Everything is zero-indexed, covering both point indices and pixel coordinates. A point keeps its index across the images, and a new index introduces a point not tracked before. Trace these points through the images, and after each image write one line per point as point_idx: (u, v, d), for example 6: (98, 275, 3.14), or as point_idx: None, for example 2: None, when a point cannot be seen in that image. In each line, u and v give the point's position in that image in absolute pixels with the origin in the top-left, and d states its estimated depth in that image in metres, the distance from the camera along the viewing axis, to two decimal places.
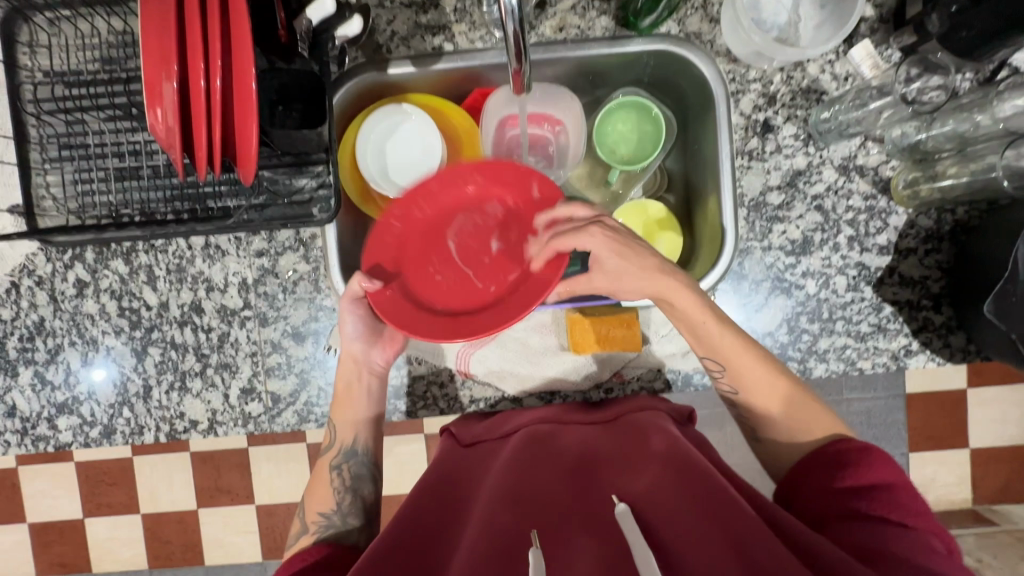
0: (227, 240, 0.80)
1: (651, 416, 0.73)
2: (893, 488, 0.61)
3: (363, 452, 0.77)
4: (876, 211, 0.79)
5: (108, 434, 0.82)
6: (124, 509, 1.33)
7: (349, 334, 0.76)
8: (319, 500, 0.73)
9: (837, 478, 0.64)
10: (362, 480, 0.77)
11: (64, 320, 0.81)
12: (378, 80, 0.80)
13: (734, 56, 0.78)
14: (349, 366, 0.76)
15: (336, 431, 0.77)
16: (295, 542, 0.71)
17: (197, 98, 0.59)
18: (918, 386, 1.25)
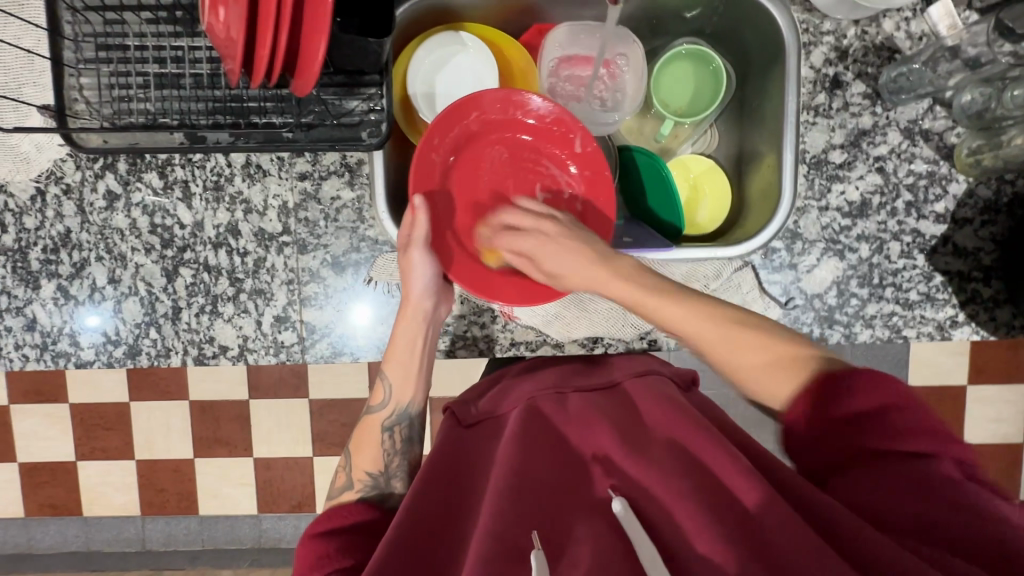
0: (269, 159, 0.76)
1: (657, 382, 0.73)
2: (892, 408, 0.55)
3: (414, 415, 0.77)
4: (937, 177, 0.78)
5: (133, 354, 0.79)
6: (118, 454, 1.30)
7: (423, 284, 0.73)
8: (369, 459, 0.72)
9: (841, 404, 0.56)
10: (413, 441, 0.76)
11: (92, 233, 0.77)
12: (438, 5, 0.76)
13: (810, 5, 0.75)
14: (415, 320, 0.74)
15: (392, 390, 0.75)
16: (338, 495, 0.70)
17: (267, 5, 0.54)
18: (921, 380, 1.25)
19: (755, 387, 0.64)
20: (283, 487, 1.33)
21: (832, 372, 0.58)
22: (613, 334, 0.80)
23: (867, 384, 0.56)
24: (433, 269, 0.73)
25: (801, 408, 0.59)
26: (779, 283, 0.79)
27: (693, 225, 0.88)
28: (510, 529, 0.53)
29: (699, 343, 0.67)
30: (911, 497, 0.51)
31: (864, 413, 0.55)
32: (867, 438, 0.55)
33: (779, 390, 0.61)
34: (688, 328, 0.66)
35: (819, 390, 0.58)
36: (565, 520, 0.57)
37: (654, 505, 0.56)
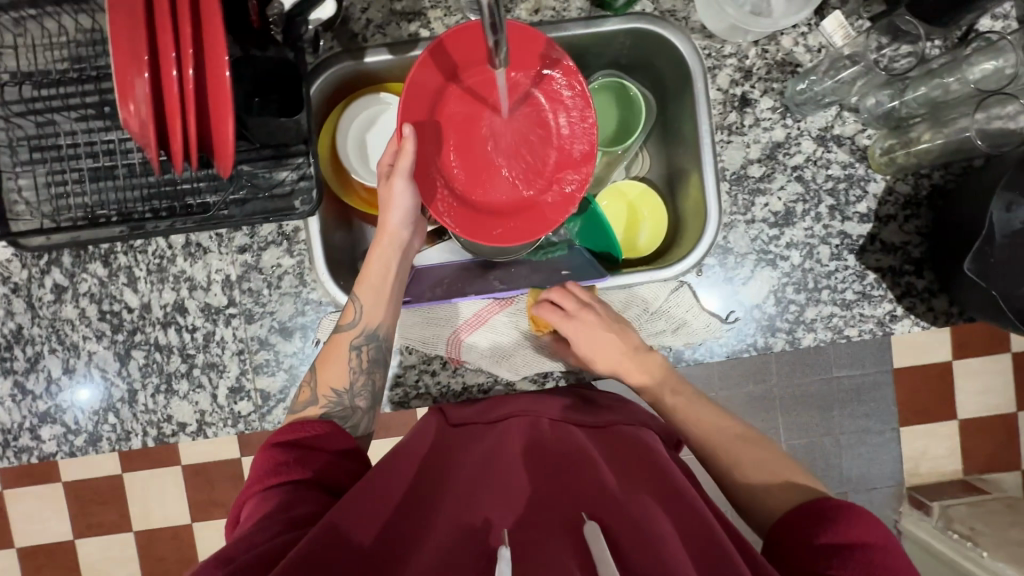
0: (208, 237, 0.78)
1: (648, 435, 0.69)
2: (866, 518, 0.53)
3: (384, 339, 0.73)
4: (855, 179, 0.80)
5: (94, 441, 0.80)
6: (115, 528, 1.27)
7: (400, 212, 0.74)
8: (336, 375, 0.70)
9: (817, 533, 0.53)
10: (379, 366, 0.73)
11: (44, 327, 0.79)
12: (355, 71, 0.79)
13: (709, 31, 0.78)
14: (392, 248, 0.75)
15: (363, 311, 0.72)
16: (302, 409, 0.67)
17: (170, 89, 0.56)
18: (906, 358, 1.14)
19: (723, 455, 0.66)
20: None
21: (818, 501, 0.56)
22: (561, 366, 0.81)
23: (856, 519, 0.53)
24: (413, 197, 0.74)
25: (792, 531, 0.56)
26: (717, 298, 0.81)
27: (633, 248, 0.90)
28: (473, 546, 0.51)
29: (678, 417, 0.71)
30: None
31: (837, 515, 0.54)
32: (818, 538, 0.53)
33: (752, 469, 0.64)
34: (686, 411, 0.71)
35: (801, 518, 0.56)
36: (536, 532, 0.54)
37: (625, 528, 0.53)
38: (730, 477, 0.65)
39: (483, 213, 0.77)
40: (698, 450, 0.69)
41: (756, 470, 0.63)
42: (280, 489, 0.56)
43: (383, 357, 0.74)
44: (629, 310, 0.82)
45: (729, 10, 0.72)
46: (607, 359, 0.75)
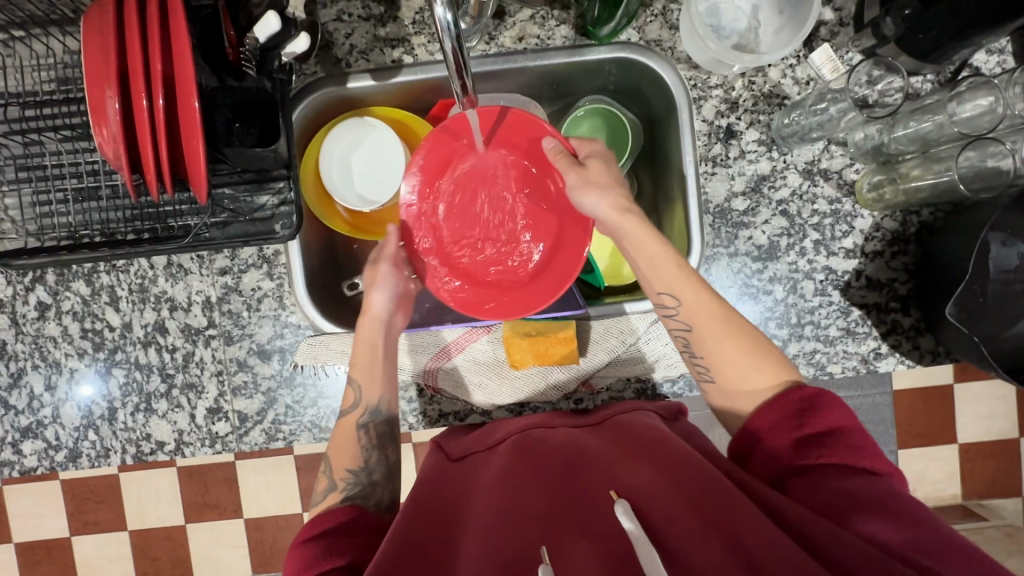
0: (189, 258, 0.79)
1: (642, 416, 0.73)
2: (847, 432, 0.58)
3: (387, 413, 0.73)
4: (841, 215, 0.78)
5: (74, 457, 0.81)
6: (111, 527, 1.18)
7: (382, 298, 0.74)
8: (347, 457, 0.70)
9: (799, 428, 0.59)
10: (387, 439, 0.73)
11: (27, 343, 0.80)
12: (338, 94, 0.79)
13: (695, 62, 0.78)
14: (376, 325, 0.74)
15: (361, 389, 0.73)
16: (321, 500, 0.66)
17: (141, 118, 0.56)
18: (904, 381, 1.06)
19: (716, 372, 0.66)
20: (276, 548, 1.19)
21: (790, 393, 0.61)
22: (538, 397, 0.80)
23: (822, 406, 0.59)
24: (397, 283, 0.75)
25: (773, 417, 0.60)
26: None
27: (618, 275, 0.87)
28: (503, 552, 0.54)
29: (694, 330, 0.67)
30: (890, 516, 0.51)
31: (824, 432, 0.58)
32: (805, 456, 0.57)
33: (753, 383, 0.64)
34: (690, 297, 0.67)
35: (780, 411, 0.60)
36: (559, 535, 0.56)
37: (645, 511, 0.56)
38: (713, 394, 0.67)
39: (492, 286, 0.77)
40: (689, 354, 0.69)
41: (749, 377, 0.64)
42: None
43: (390, 430, 0.74)
44: (608, 340, 0.78)
45: (712, 44, 0.71)
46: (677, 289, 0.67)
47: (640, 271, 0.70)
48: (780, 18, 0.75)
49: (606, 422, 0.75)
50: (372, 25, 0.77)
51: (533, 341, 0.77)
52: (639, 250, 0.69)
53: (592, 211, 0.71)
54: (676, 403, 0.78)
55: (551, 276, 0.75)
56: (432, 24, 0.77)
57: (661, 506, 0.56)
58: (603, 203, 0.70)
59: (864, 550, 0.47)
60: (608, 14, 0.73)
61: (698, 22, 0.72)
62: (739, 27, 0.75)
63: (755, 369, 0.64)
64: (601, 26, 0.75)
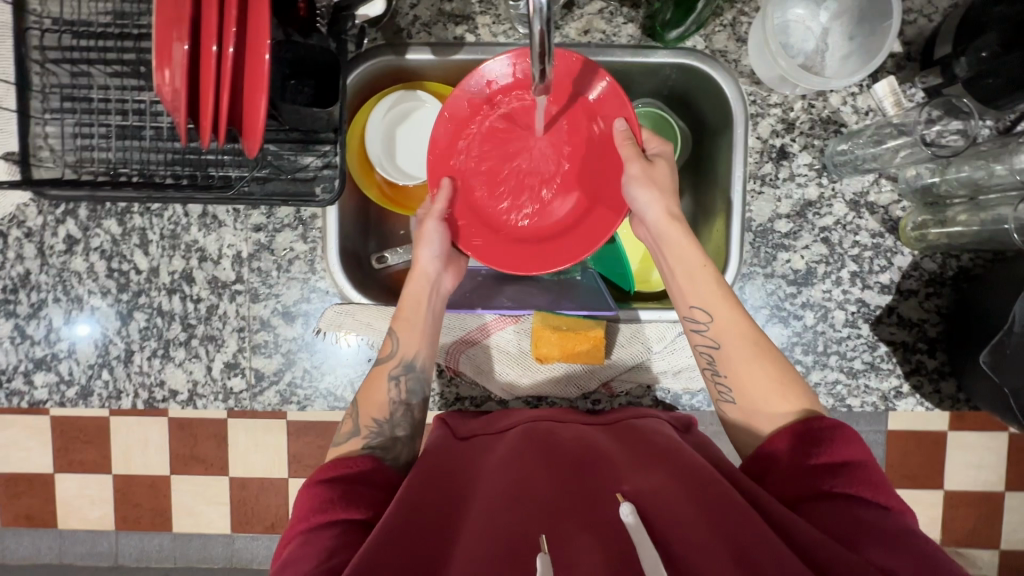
0: (225, 211, 0.78)
1: (653, 423, 0.72)
2: (865, 467, 0.57)
3: (421, 369, 0.72)
4: (882, 249, 0.78)
5: (85, 395, 0.80)
6: (95, 468, 1.16)
7: (432, 250, 0.74)
8: (376, 405, 0.69)
9: (810, 455, 0.59)
10: (417, 396, 0.71)
11: (51, 275, 0.79)
12: (395, 64, 0.77)
13: (758, 78, 0.77)
14: (423, 283, 0.74)
15: (398, 343, 0.72)
16: (343, 442, 0.67)
17: (207, 63, 0.55)
18: (901, 420, 1.06)
19: (739, 394, 0.66)
20: (256, 508, 1.18)
21: (812, 422, 0.61)
22: (555, 392, 0.80)
23: (843, 437, 0.59)
24: (443, 241, 0.74)
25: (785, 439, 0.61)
26: None
27: (647, 281, 0.87)
28: (503, 535, 0.54)
29: (722, 348, 0.67)
30: (902, 554, 0.50)
31: (843, 462, 0.58)
32: (819, 482, 0.57)
33: (774, 407, 0.64)
34: (721, 315, 0.67)
35: (799, 440, 0.60)
36: (562, 527, 0.56)
37: (655, 520, 0.55)
38: (735, 420, 0.67)
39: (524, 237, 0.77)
40: (713, 371, 0.68)
41: (760, 399, 0.65)
42: (331, 530, 0.56)
43: (420, 387, 0.72)
44: (634, 345, 0.79)
45: (781, 61, 0.70)
46: (708, 300, 0.68)
47: (675, 281, 0.71)
48: (850, 44, 0.74)
49: (617, 424, 0.74)
50: None
51: (561, 333, 0.76)
52: (679, 260, 0.70)
53: (644, 210, 0.71)
54: (686, 416, 0.76)
55: (577, 237, 0.74)
56: (499, 5, 0.76)
57: (671, 510, 0.55)
58: (656, 204, 0.70)
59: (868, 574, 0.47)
60: (679, 19, 0.72)
61: (771, 37, 0.71)
62: (807, 48, 0.75)
63: (770, 394, 0.64)
64: (669, 30, 0.74)
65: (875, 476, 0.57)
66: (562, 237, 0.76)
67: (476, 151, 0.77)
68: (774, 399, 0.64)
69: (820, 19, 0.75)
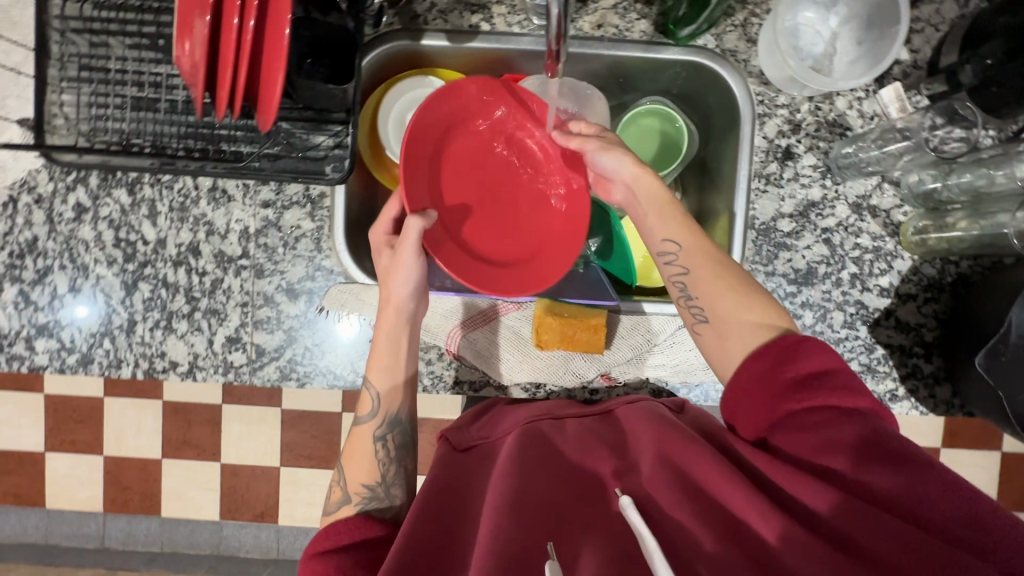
0: (235, 186, 0.79)
1: (648, 407, 0.72)
2: (835, 373, 0.56)
3: (406, 421, 0.74)
4: (882, 253, 0.79)
5: (85, 362, 0.80)
6: (87, 448, 1.15)
7: (403, 285, 0.71)
8: (365, 472, 0.70)
9: (778, 377, 0.58)
10: (406, 449, 0.73)
11: (58, 242, 0.80)
12: (410, 49, 0.79)
13: (766, 78, 0.78)
14: (398, 325, 0.72)
15: (379, 397, 0.73)
16: (335, 512, 0.68)
17: (227, 37, 0.57)
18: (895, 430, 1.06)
19: (709, 312, 0.65)
20: (246, 495, 1.18)
21: (790, 341, 0.59)
22: (554, 379, 0.80)
23: (808, 351, 0.58)
24: (419, 273, 0.71)
25: (750, 378, 0.60)
26: None
27: (648, 277, 0.88)
28: (512, 535, 0.54)
29: (690, 273, 0.67)
30: (881, 465, 0.51)
31: (813, 376, 0.56)
32: (793, 400, 0.56)
33: (743, 318, 0.63)
34: (692, 246, 0.67)
35: (764, 355, 0.59)
36: (565, 530, 0.56)
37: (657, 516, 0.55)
38: (705, 341, 0.66)
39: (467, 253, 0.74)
40: (684, 297, 0.67)
41: (732, 328, 0.64)
42: None
43: (408, 439, 0.74)
44: (634, 336, 0.80)
45: (791, 61, 0.72)
46: (687, 256, 0.67)
47: (647, 224, 0.70)
48: (858, 49, 0.76)
49: (613, 416, 0.74)
50: None
51: (564, 321, 0.76)
52: (659, 227, 0.69)
53: (613, 171, 0.71)
54: (678, 398, 0.76)
55: (530, 273, 0.74)
56: None
57: (668, 501, 0.55)
58: (627, 164, 0.69)
59: (866, 521, 0.48)
60: (692, 16, 0.74)
61: (780, 37, 0.72)
62: (815, 51, 0.76)
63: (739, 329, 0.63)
64: (681, 27, 0.76)
65: (846, 379, 0.56)
66: (528, 264, 0.75)
67: (455, 159, 0.75)
68: (744, 328, 0.63)
69: (829, 23, 0.76)
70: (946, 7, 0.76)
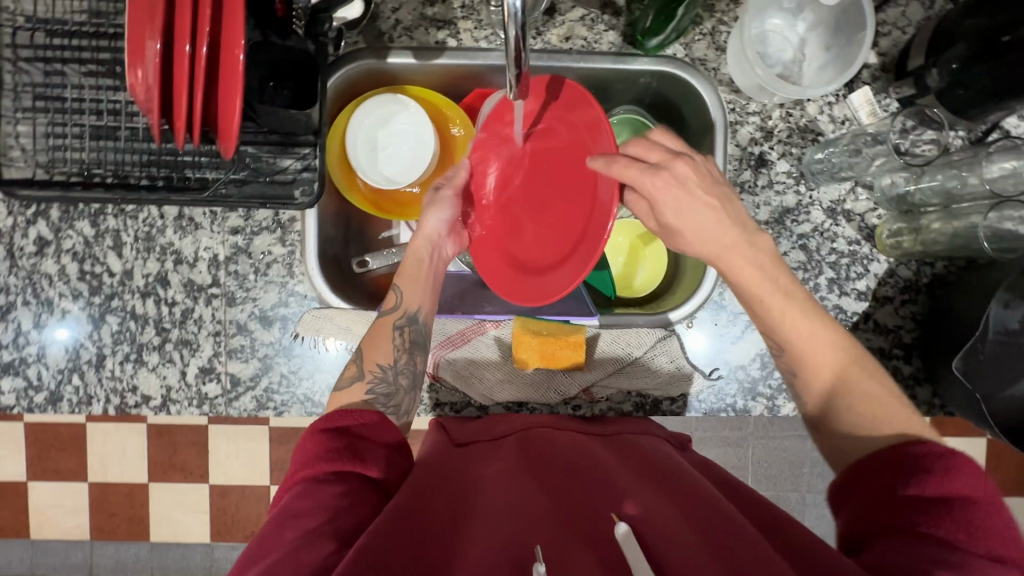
0: (202, 213, 0.77)
1: (650, 441, 0.73)
2: (972, 503, 0.51)
3: (425, 323, 0.72)
4: (858, 257, 0.79)
5: (54, 400, 0.78)
6: (68, 477, 1.12)
7: (437, 216, 0.74)
8: (381, 352, 0.67)
9: (903, 484, 0.54)
10: (419, 347, 0.70)
11: (20, 277, 0.77)
12: (376, 68, 0.77)
13: (737, 86, 0.78)
14: (427, 252, 0.74)
15: (403, 292, 0.72)
16: (347, 384, 0.65)
17: (180, 63, 0.55)
18: None
19: (826, 417, 0.64)
20: (236, 517, 1.15)
21: (909, 446, 0.56)
22: (537, 398, 0.79)
23: (952, 466, 0.53)
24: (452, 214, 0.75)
25: (860, 486, 0.57)
26: (703, 353, 0.80)
27: (629, 287, 0.88)
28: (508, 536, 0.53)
29: (801, 372, 0.67)
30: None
31: (942, 500, 0.52)
32: (908, 512, 0.52)
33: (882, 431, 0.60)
34: (808, 339, 0.65)
35: (886, 460, 0.57)
36: (560, 533, 0.55)
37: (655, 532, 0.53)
38: (827, 446, 0.64)
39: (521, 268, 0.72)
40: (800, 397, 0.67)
41: (872, 422, 0.61)
42: (337, 486, 0.54)
43: (424, 339, 0.72)
44: (615, 350, 0.79)
45: (759, 70, 0.72)
46: (796, 323, 0.65)
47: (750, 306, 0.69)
48: (827, 54, 0.75)
49: (615, 436, 0.74)
50: (420, 3, 0.76)
51: (540, 339, 0.77)
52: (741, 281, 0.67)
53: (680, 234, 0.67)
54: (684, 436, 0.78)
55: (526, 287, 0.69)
56: (481, 10, 0.77)
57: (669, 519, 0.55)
58: (702, 239, 0.67)
59: None
60: (658, 28, 0.73)
61: (748, 46, 0.72)
62: (784, 57, 0.76)
63: (881, 413, 0.61)
64: (648, 38, 0.75)
65: (983, 516, 0.50)
66: (567, 263, 0.66)
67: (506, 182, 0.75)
68: (875, 416, 0.61)
69: (797, 29, 0.76)
70: (911, 11, 0.76)
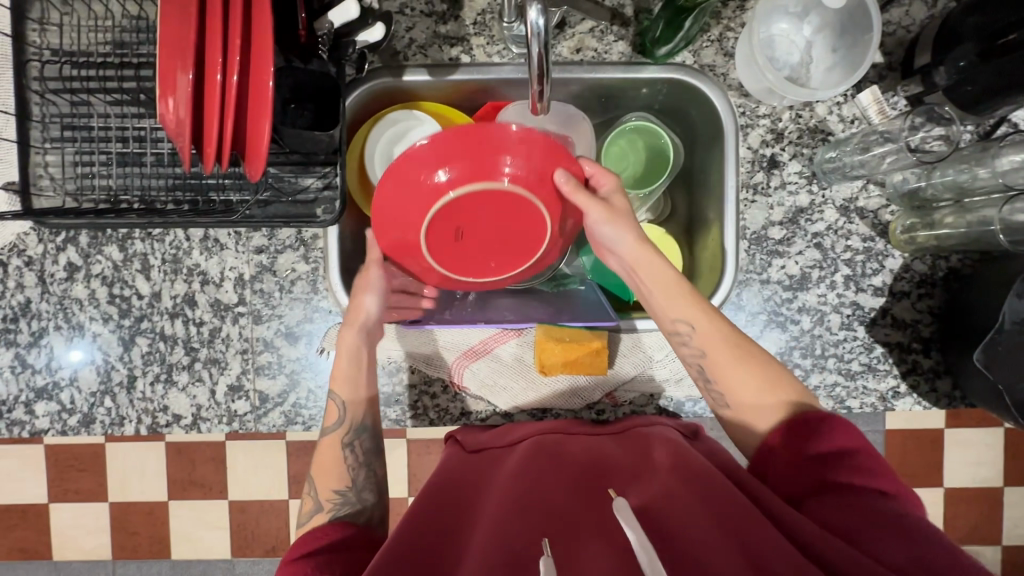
0: (227, 234, 0.79)
1: (662, 429, 0.72)
2: (867, 454, 0.61)
3: (372, 428, 0.75)
4: (874, 253, 0.80)
5: (87, 423, 0.80)
6: (92, 497, 1.14)
7: (370, 306, 0.74)
8: (335, 477, 0.71)
9: (807, 446, 0.62)
10: (373, 455, 0.74)
11: (52, 303, 0.79)
12: (392, 85, 0.79)
13: (746, 90, 0.79)
14: (361, 338, 0.75)
15: (344, 405, 0.74)
16: (310, 520, 0.68)
17: (212, 92, 0.56)
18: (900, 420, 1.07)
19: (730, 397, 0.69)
20: (256, 532, 1.16)
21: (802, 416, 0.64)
22: (561, 404, 0.81)
23: (834, 427, 0.62)
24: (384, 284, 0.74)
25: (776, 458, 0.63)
26: None
27: None
28: (515, 537, 0.54)
29: (707, 355, 0.69)
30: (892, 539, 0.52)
31: (841, 452, 0.61)
32: (820, 471, 0.60)
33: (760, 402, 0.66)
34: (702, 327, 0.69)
35: (793, 430, 0.64)
36: (572, 534, 0.56)
37: (663, 525, 0.55)
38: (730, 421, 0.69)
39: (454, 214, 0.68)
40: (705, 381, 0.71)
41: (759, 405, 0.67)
42: None
43: (375, 445, 0.75)
44: (637, 354, 0.80)
45: (769, 75, 0.73)
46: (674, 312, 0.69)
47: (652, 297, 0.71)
48: (834, 56, 0.77)
49: (628, 433, 0.74)
50: (433, 22, 0.79)
51: (564, 346, 0.77)
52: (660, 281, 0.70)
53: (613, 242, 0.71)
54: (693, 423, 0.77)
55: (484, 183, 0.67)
56: (493, 26, 0.79)
57: (676, 509, 0.56)
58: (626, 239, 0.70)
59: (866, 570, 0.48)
60: (669, 36, 0.75)
61: (757, 51, 0.73)
62: (792, 60, 0.77)
63: (747, 392, 0.67)
64: (658, 46, 0.77)
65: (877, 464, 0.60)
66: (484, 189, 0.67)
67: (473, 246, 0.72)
68: (755, 394, 0.67)
69: (803, 32, 0.77)
70: (915, 10, 0.78)
